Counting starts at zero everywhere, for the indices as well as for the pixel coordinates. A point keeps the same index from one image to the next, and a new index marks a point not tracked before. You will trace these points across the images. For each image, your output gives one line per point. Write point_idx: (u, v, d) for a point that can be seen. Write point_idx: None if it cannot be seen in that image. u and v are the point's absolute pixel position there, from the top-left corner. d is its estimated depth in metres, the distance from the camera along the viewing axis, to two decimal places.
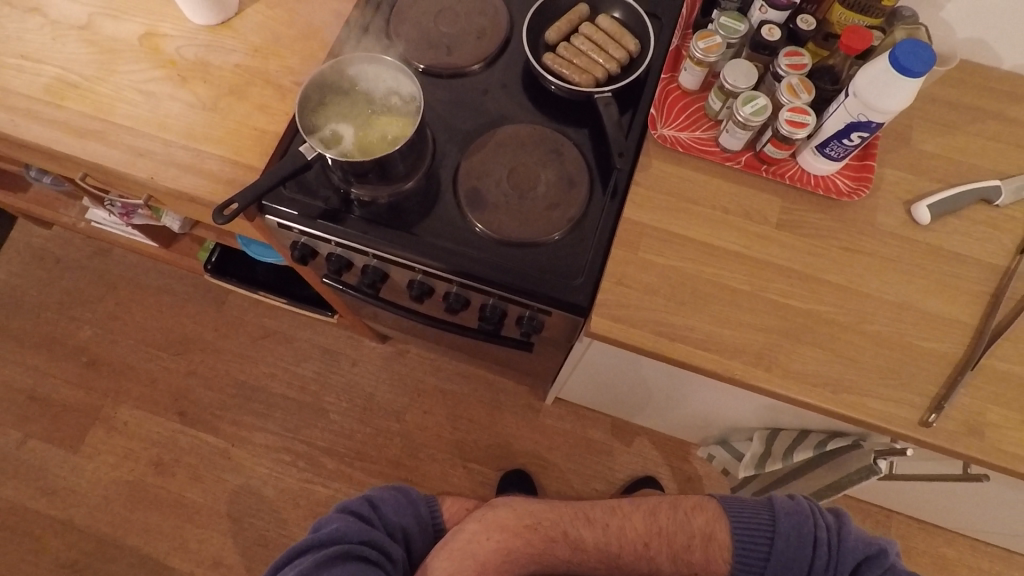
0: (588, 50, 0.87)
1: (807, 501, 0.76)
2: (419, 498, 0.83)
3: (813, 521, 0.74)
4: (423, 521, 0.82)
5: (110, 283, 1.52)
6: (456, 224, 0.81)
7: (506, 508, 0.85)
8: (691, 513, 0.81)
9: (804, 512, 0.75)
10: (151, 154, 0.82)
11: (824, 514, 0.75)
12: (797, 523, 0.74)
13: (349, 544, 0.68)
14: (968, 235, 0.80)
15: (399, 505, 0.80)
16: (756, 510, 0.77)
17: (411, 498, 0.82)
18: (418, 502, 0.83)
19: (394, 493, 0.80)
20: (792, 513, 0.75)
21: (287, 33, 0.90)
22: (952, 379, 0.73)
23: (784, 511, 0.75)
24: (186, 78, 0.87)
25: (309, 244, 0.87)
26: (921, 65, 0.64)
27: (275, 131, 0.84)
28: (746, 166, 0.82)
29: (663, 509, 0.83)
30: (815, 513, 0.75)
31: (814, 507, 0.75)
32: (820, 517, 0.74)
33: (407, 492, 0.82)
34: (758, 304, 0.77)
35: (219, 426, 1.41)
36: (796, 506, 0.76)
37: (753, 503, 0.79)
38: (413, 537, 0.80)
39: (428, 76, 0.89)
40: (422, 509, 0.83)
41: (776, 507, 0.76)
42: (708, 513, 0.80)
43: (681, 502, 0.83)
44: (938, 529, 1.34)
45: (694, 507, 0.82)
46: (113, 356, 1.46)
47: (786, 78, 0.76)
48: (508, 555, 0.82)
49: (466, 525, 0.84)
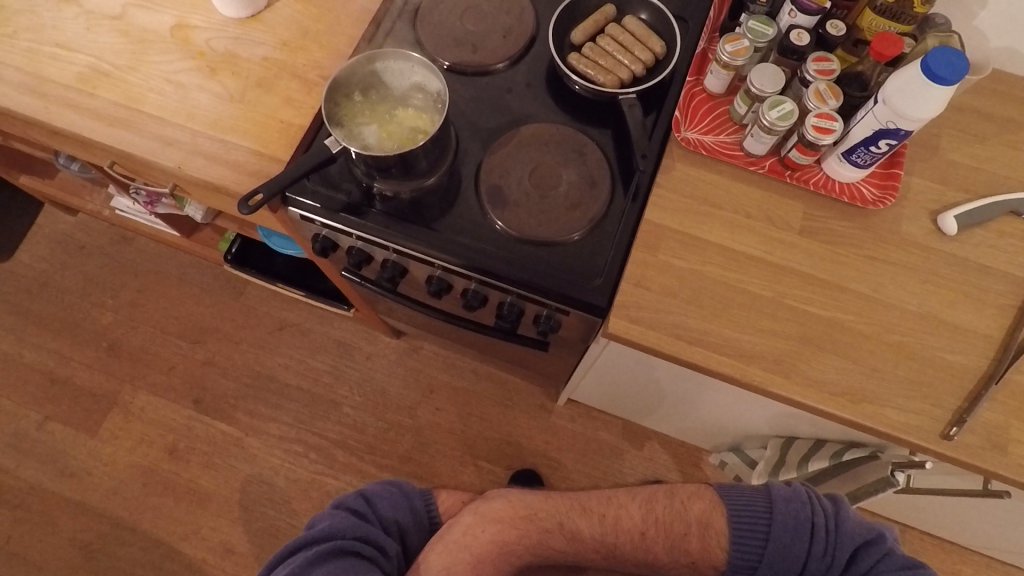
0: (613, 51, 0.87)
1: (804, 488, 0.76)
2: (414, 491, 0.84)
3: (810, 508, 0.73)
4: (418, 515, 0.83)
5: (131, 270, 1.54)
6: (476, 221, 0.82)
7: (501, 500, 0.86)
8: (687, 502, 0.81)
9: (801, 499, 0.74)
10: (179, 144, 0.84)
11: (822, 501, 0.74)
12: (794, 509, 0.73)
13: (340, 541, 0.69)
14: (995, 247, 0.78)
15: (395, 498, 0.80)
16: (752, 496, 0.77)
17: (407, 492, 0.83)
18: (413, 495, 0.83)
19: (389, 487, 0.81)
20: (789, 500, 0.74)
21: (315, 27, 0.91)
22: (976, 393, 0.72)
23: (781, 498, 0.75)
24: (215, 70, 0.88)
25: (330, 237, 0.88)
26: (953, 73, 0.64)
27: (301, 124, 0.85)
28: (770, 171, 0.81)
29: (659, 498, 0.83)
30: (812, 499, 0.74)
31: (811, 494, 0.75)
32: (816, 503, 0.74)
33: (402, 486, 0.82)
34: (778, 310, 0.76)
35: (234, 415, 1.42)
36: (793, 492, 0.75)
37: (750, 491, 0.78)
38: (409, 533, 0.80)
39: (453, 74, 0.89)
40: (416, 503, 0.83)
41: (773, 495, 0.75)
42: (705, 502, 0.80)
43: (678, 491, 0.82)
44: (954, 546, 1.31)
45: (690, 496, 0.81)
46: (132, 342, 1.48)
47: (814, 83, 0.76)
48: (503, 545, 0.82)
49: (459, 519, 0.84)
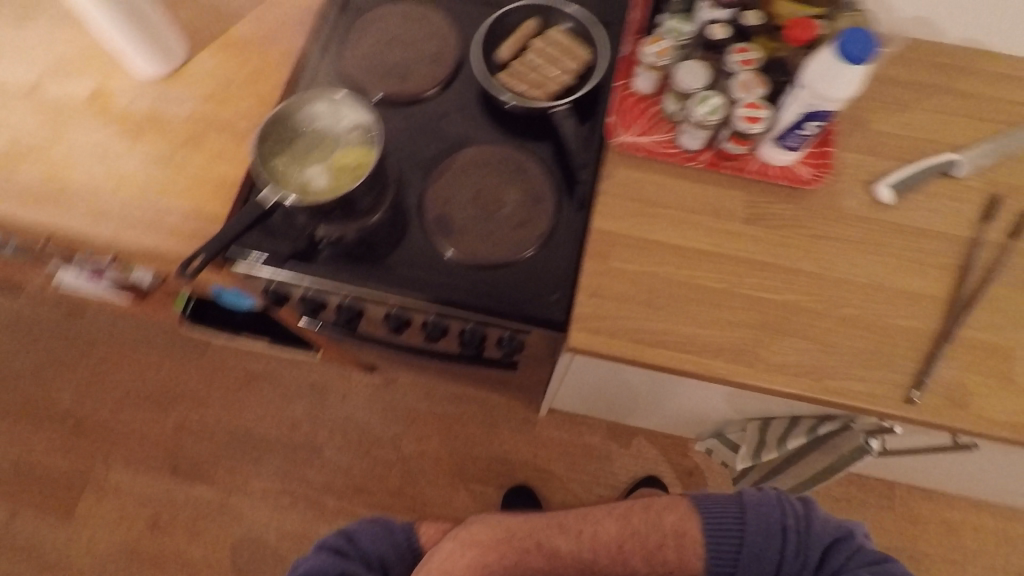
0: (541, 65, 0.87)
1: (774, 490, 0.78)
2: (398, 526, 0.83)
3: (781, 510, 0.75)
4: (401, 549, 0.81)
5: (88, 342, 1.49)
6: (427, 252, 0.81)
7: (481, 524, 0.82)
8: (663, 513, 0.79)
9: (771, 502, 0.75)
10: (113, 215, 0.81)
11: (791, 503, 0.76)
12: (764, 513, 0.74)
13: None
14: (931, 209, 0.81)
15: (377, 534, 0.79)
16: (726, 504, 0.76)
17: (390, 527, 0.82)
18: (397, 530, 0.82)
19: (372, 524, 0.80)
20: (761, 504, 0.75)
21: (238, 77, 0.89)
22: (931, 355, 0.74)
23: (753, 503, 0.75)
24: (140, 134, 0.86)
25: (281, 288, 0.86)
26: (864, 51, 0.65)
27: (235, 179, 0.83)
28: (708, 164, 0.82)
29: (635, 512, 0.80)
30: (783, 501, 0.76)
31: (780, 496, 0.77)
32: (786, 505, 0.75)
33: (386, 523, 0.81)
34: (733, 300, 0.77)
35: (214, 475, 1.38)
36: (764, 496, 0.76)
37: (723, 498, 0.78)
38: (391, 566, 0.79)
39: (384, 107, 0.88)
40: (400, 537, 0.82)
41: (745, 500, 0.76)
42: (680, 512, 0.79)
43: (653, 502, 0.80)
44: (940, 496, 1.35)
45: (665, 507, 0.80)
46: (98, 416, 1.43)
47: (738, 75, 0.77)
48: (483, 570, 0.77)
49: (440, 545, 0.81)
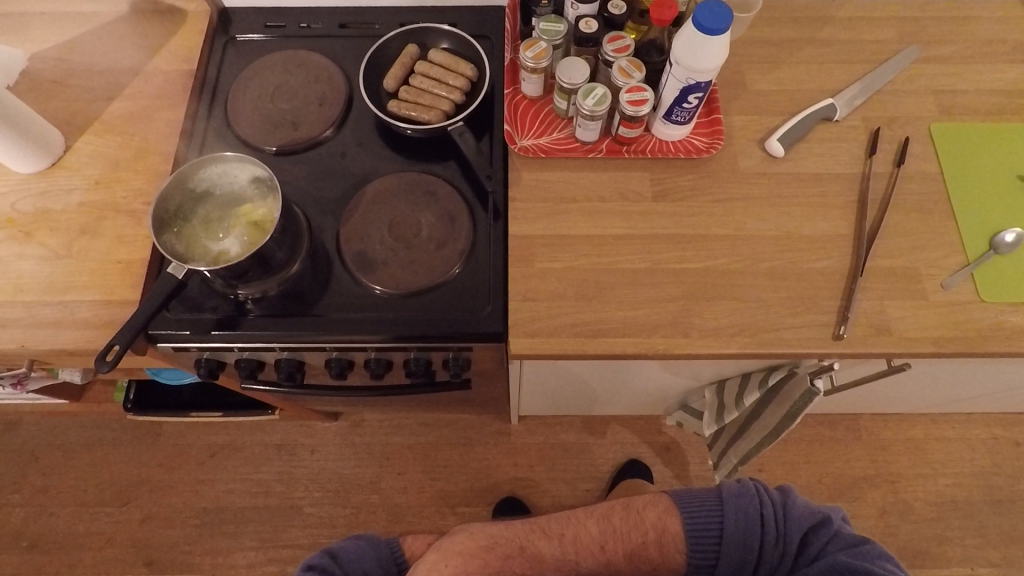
0: (429, 87, 0.88)
1: (753, 482, 0.78)
2: (381, 540, 0.84)
3: (759, 500, 0.76)
4: (385, 562, 0.83)
5: (31, 456, 1.41)
6: (353, 292, 0.80)
7: (462, 534, 0.83)
8: (643, 511, 0.81)
9: (750, 493, 0.76)
10: (15, 321, 0.77)
11: (769, 492, 0.77)
12: (743, 504, 0.75)
13: None
14: (820, 154, 0.85)
15: (361, 550, 0.80)
16: (705, 497, 0.78)
17: (373, 542, 0.83)
18: (380, 544, 0.84)
19: (355, 541, 0.81)
20: (740, 496, 0.76)
21: (125, 155, 0.86)
22: (849, 289, 0.78)
23: (732, 495, 0.76)
24: (30, 232, 0.82)
25: (214, 357, 0.84)
26: (721, 22, 0.69)
27: (140, 258, 0.81)
28: (609, 152, 0.85)
29: (616, 511, 0.83)
30: (761, 491, 0.77)
31: (759, 487, 0.77)
32: (764, 495, 0.76)
33: (368, 538, 0.83)
34: (658, 277, 0.79)
35: (193, 562, 1.32)
36: (742, 488, 0.77)
37: (702, 492, 0.79)
38: None
39: (283, 156, 0.88)
40: (384, 551, 0.83)
41: (723, 493, 0.77)
42: (660, 508, 0.81)
43: (634, 502, 0.83)
44: (901, 417, 1.41)
45: (646, 505, 0.82)
46: (56, 530, 1.35)
47: (616, 62, 0.79)
48: None
49: (424, 556, 0.81)
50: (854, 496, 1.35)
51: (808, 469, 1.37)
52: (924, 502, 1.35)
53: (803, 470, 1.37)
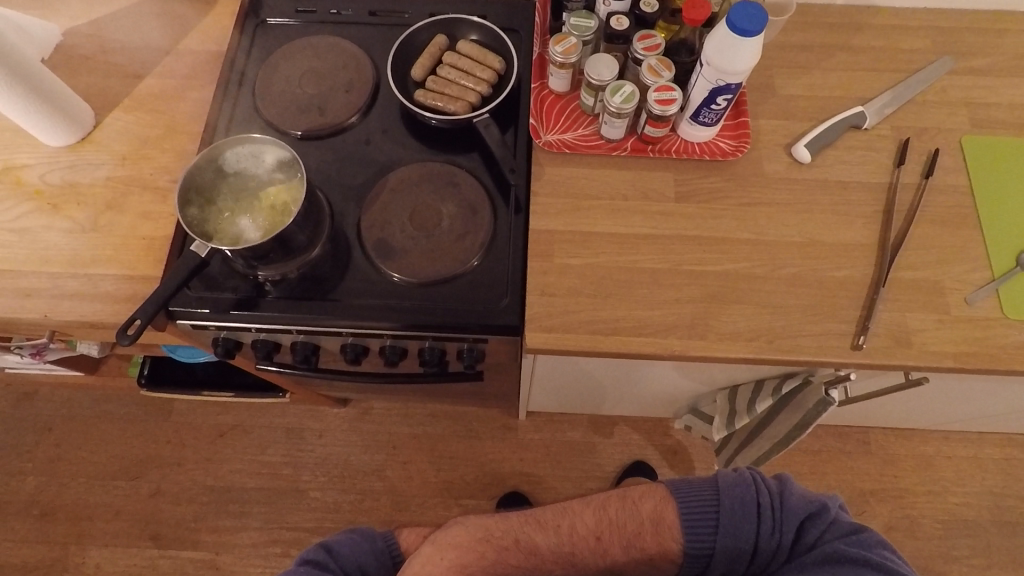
0: (456, 78, 0.88)
1: (750, 471, 0.78)
2: (377, 534, 0.83)
3: (754, 487, 0.75)
4: (382, 556, 0.82)
5: (44, 426, 1.43)
6: (372, 279, 0.81)
7: (457, 526, 0.82)
8: (640, 500, 0.81)
9: (745, 481, 0.76)
10: (40, 292, 0.78)
11: (766, 480, 0.76)
12: (739, 492, 0.75)
13: None
14: (848, 162, 0.84)
15: (356, 543, 0.80)
16: (700, 487, 0.77)
17: (368, 535, 0.82)
18: (376, 538, 0.83)
19: (351, 534, 0.81)
20: (735, 484, 0.75)
21: (153, 132, 0.87)
22: (870, 299, 0.77)
23: (727, 483, 0.76)
24: (57, 205, 0.83)
25: (231, 337, 0.85)
26: (755, 23, 0.68)
27: (164, 235, 0.82)
28: (633, 151, 0.84)
29: (612, 502, 0.82)
30: (757, 480, 0.76)
31: (755, 476, 0.76)
32: (761, 483, 0.75)
33: (363, 531, 0.82)
34: (677, 278, 0.79)
35: (198, 539, 1.34)
36: (738, 477, 0.76)
37: (698, 483, 0.78)
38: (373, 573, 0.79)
39: (308, 141, 0.88)
40: (379, 544, 0.82)
41: (719, 482, 0.76)
42: (656, 497, 0.81)
43: (630, 492, 0.83)
44: (912, 432, 1.40)
45: (642, 495, 0.82)
46: (66, 500, 1.37)
47: (645, 60, 0.79)
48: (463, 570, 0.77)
49: (419, 551, 0.80)
50: (860, 509, 1.34)
51: (815, 479, 1.36)
52: (931, 519, 1.33)
53: (810, 480, 1.36)
